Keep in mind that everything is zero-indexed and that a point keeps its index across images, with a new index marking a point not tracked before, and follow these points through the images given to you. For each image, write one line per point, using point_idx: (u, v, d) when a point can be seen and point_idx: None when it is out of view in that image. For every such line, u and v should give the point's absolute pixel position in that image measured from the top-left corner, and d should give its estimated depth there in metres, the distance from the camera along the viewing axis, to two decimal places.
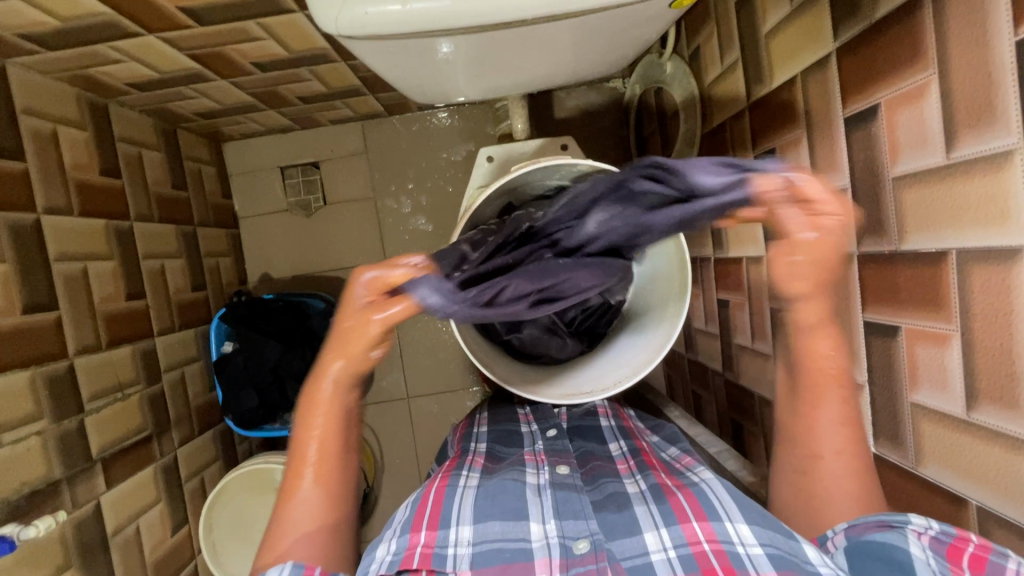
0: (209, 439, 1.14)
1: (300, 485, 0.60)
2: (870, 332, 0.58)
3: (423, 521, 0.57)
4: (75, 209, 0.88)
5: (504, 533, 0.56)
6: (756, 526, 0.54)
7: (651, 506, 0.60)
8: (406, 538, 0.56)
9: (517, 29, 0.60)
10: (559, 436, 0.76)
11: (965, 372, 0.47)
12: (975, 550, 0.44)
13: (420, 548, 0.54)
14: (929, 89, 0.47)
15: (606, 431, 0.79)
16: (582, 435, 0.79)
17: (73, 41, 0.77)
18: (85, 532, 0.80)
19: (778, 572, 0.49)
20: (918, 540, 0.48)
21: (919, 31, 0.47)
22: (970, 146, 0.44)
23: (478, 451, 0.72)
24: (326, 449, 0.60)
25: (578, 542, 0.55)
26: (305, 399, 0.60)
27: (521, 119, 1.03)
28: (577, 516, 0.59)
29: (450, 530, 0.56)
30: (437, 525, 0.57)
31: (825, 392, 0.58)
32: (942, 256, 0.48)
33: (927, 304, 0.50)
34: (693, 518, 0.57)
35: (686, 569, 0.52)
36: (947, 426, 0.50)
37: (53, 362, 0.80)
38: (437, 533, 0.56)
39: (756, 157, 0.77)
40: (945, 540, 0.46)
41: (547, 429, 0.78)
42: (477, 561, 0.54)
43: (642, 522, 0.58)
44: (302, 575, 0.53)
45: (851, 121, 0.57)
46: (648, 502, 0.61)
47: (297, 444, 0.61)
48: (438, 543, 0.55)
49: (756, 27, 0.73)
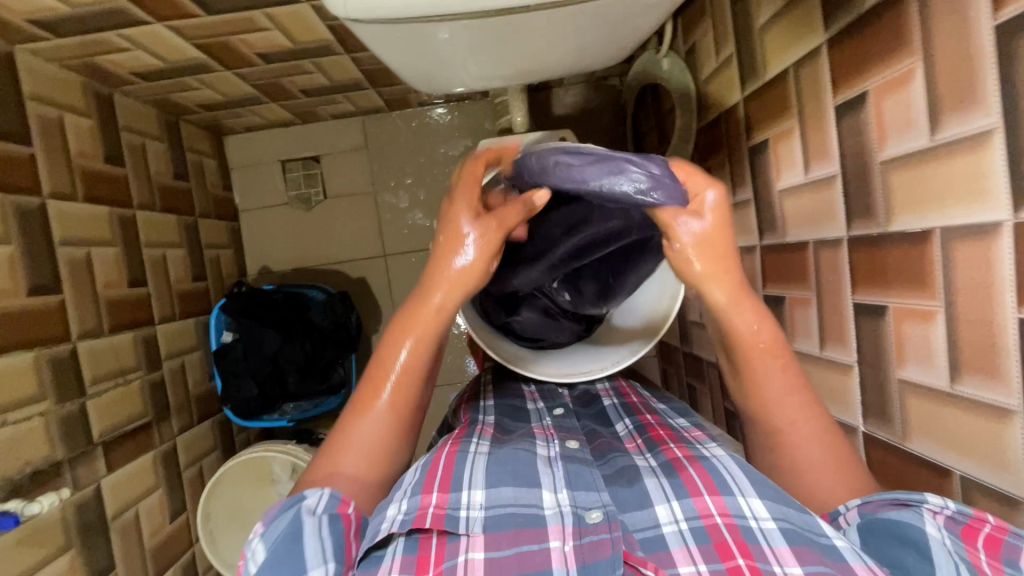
0: (207, 428, 1.14)
1: (375, 404, 0.60)
2: (859, 313, 0.60)
3: (434, 484, 0.57)
4: (80, 195, 0.89)
5: (517, 499, 0.57)
6: (769, 501, 0.54)
7: (662, 479, 0.61)
8: (418, 498, 0.55)
9: (519, 16, 0.62)
10: (566, 415, 0.78)
11: (949, 346, 0.49)
12: (992, 530, 0.44)
13: (433, 509, 0.54)
14: (915, 75, 0.49)
15: (610, 410, 0.80)
16: (589, 417, 0.81)
17: (82, 28, 0.78)
18: (85, 514, 0.81)
19: (791, 547, 0.50)
20: (934, 520, 0.47)
21: (904, 19, 0.49)
22: (954, 128, 0.46)
23: (486, 422, 0.73)
24: (409, 370, 0.61)
25: (591, 512, 0.56)
26: (404, 313, 0.62)
27: (521, 113, 1.05)
28: (588, 487, 0.59)
29: (462, 494, 0.57)
30: (449, 488, 0.57)
31: (762, 361, 0.60)
32: (926, 235, 0.50)
33: (913, 283, 0.52)
34: (706, 491, 0.57)
35: (698, 542, 0.53)
36: (933, 399, 0.51)
37: (56, 344, 0.81)
38: (449, 495, 0.56)
39: (750, 148, 0.80)
40: (961, 520, 0.46)
41: (553, 409, 0.81)
42: (490, 525, 0.54)
43: (653, 495, 0.59)
44: (339, 511, 0.54)
45: (841, 109, 0.59)
46: (659, 475, 0.62)
47: (381, 360, 0.62)
48: (450, 505, 0.55)
49: (750, 21, 0.76)
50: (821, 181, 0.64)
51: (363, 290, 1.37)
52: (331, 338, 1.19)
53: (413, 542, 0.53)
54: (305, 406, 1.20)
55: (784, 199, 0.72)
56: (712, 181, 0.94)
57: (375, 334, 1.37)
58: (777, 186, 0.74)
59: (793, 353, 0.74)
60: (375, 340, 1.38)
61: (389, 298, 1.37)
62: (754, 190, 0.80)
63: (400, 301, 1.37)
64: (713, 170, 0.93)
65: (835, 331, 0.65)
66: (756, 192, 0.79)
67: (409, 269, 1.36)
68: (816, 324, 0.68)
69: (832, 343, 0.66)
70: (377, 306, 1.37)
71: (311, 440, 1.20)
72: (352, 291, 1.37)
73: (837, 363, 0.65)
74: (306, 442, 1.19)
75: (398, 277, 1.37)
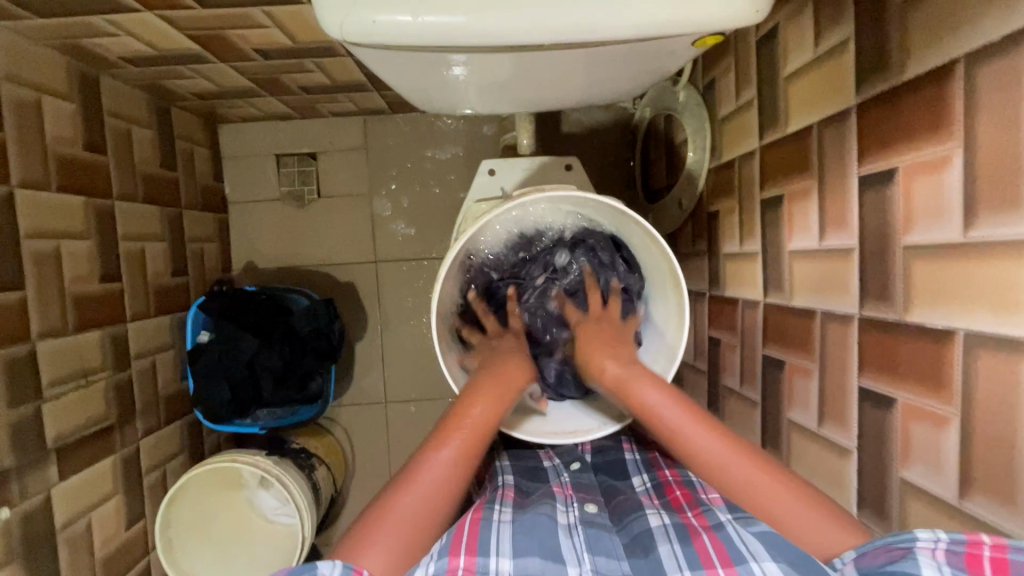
0: (176, 430, 1.10)
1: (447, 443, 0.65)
2: (863, 398, 0.57)
3: (461, 546, 0.56)
4: (54, 184, 0.84)
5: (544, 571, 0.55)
6: (784, 565, 0.51)
7: (675, 545, 0.58)
8: (445, 560, 0.55)
9: (532, 51, 0.57)
10: (583, 470, 0.79)
11: (962, 457, 0.46)
12: (993, 554, 0.41)
13: (461, 570, 0.54)
14: (952, 162, 0.45)
15: (629, 464, 0.81)
16: (605, 470, 0.82)
17: (63, 10, 0.73)
18: (31, 525, 0.76)
19: None
20: (932, 559, 0.43)
21: (946, 102, 0.45)
22: (990, 229, 0.42)
23: (507, 484, 0.73)
24: (468, 441, 0.66)
25: None
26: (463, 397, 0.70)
27: (526, 134, 1.00)
28: (608, 554, 0.60)
29: (490, 559, 0.55)
30: (476, 550, 0.56)
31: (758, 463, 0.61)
32: (947, 335, 0.46)
33: (930, 381, 0.48)
34: (718, 564, 0.54)
35: None
36: (938, 509, 0.48)
37: (14, 344, 0.76)
38: (476, 559, 0.55)
39: (762, 200, 0.75)
40: (958, 550, 0.42)
41: (570, 463, 0.81)
42: None
43: (666, 562, 0.56)
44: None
45: (866, 180, 0.55)
46: (672, 540, 0.59)
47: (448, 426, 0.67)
48: (478, 568, 0.54)
49: (776, 68, 0.71)
50: (836, 251, 0.60)
51: (349, 295, 1.32)
52: (312, 347, 1.14)
53: None
54: (278, 413, 1.17)
55: (794, 261, 0.69)
56: (719, 225, 0.90)
57: (358, 341, 1.33)
58: (787, 245, 0.70)
59: (788, 422, 0.71)
60: (358, 348, 1.34)
61: (376, 306, 1.33)
62: (762, 244, 0.76)
63: (388, 310, 1.33)
64: (721, 214, 0.89)
65: (836, 411, 0.61)
66: (764, 247, 0.76)
67: (399, 278, 1.32)
68: (815, 398, 0.65)
69: (831, 422, 0.62)
70: (362, 313, 1.33)
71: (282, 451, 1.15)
72: (338, 295, 1.32)
73: (834, 444, 0.62)
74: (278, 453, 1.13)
75: (388, 285, 1.32)
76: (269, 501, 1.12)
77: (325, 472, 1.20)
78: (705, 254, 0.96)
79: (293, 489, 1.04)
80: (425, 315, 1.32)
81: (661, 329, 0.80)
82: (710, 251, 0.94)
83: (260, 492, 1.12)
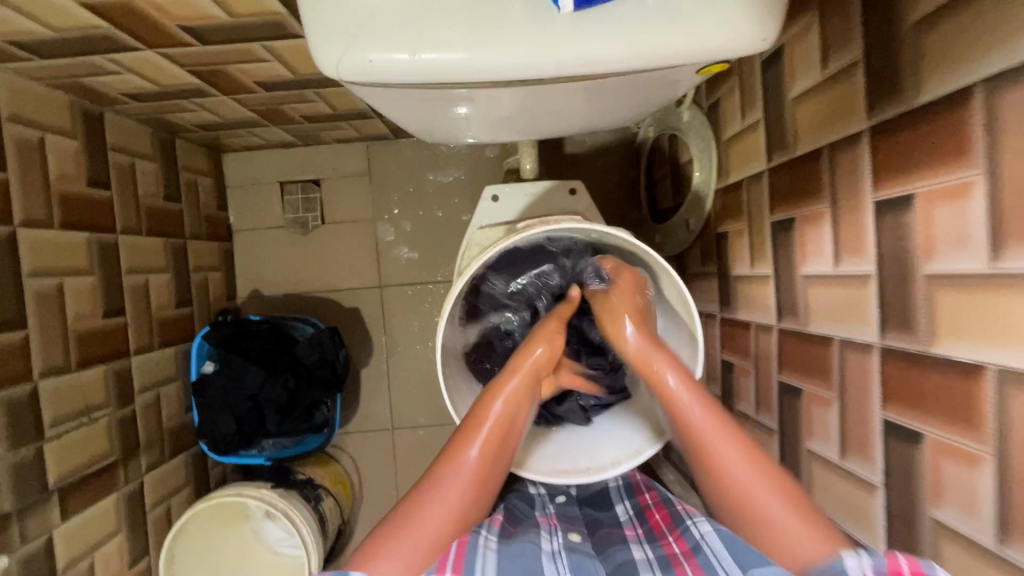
0: (181, 463, 1.09)
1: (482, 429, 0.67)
2: (889, 432, 0.54)
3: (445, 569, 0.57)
4: (57, 222, 0.84)
5: None
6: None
7: (658, 575, 0.60)
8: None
9: (533, 85, 0.56)
10: (568, 502, 0.79)
11: (999, 499, 0.43)
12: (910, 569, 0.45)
13: None
14: (975, 189, 0.43)
15: (612, 491, 0.81)
16: (589, 501, 0.82)
17: (65, 51, 0.73)
18: (32, 569, 0.75)
19: None
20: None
21: (966, 127, 0.44)
22: (1020, 260, 0.40)
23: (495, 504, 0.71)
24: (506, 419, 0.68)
25: None
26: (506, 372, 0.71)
27: (530, 158, 0.99)
28: None
29: None
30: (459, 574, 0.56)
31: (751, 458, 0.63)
32: (977, 370, 0.44)
33: (958, 417, 0.46)
34: None
35: None
36: (974, 553, 0.46)
37: (15, 385, 0.75)
38: None
39: (773, 222, 0.74)
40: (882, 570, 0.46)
41: (556, 494, 0.81)
42: None
43: None
44: None
45: (882, 205, 0.53)
46: (656, 570, 0.61)
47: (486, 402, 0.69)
48: None
49: (782, 90, 0.70)
50: (853, 278, 0.58)
51: (354, 321, 1.31)
52: (316, 377, 1.13)
53: None
54: (284, 443, 1.15)
55: (808, 287, 0.66)
56: (728, 247, 0.88)
57: (364, 368, 1.32)
58: (801, 270, 0.68)
59: (807, 453, 0.68)
60: (364, 375, 1.32)
61: (381, 331, 1.31)
62: (774, 268, 0.74)
63: (393, 335, 1.31)
64: (730, 236, 0.87)
65: (859, 444, 0.59)
66: (776, 270, 0.74)
67: (405, 303, 1.31)
68: (836, 429, 0.62)
69: (854, 455, 0.60)
70: (368, 339, 1.31)
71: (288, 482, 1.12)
72: (343, 321, 1.31)
73: (858, 478, 0.59)
74: (284, 485, 1.11)
75: (393, 310, 1.31)
76: (274, 532, 1.07)
77: (332, 502, 1.18)
78: (715, 276, 0.94)
79: (299, 522, 1.02)
80: (431, 339, 1.31)
81: (676, 314, 0.77)
82: (720, 273, 0.92)
83: (265, 523, 1.08)
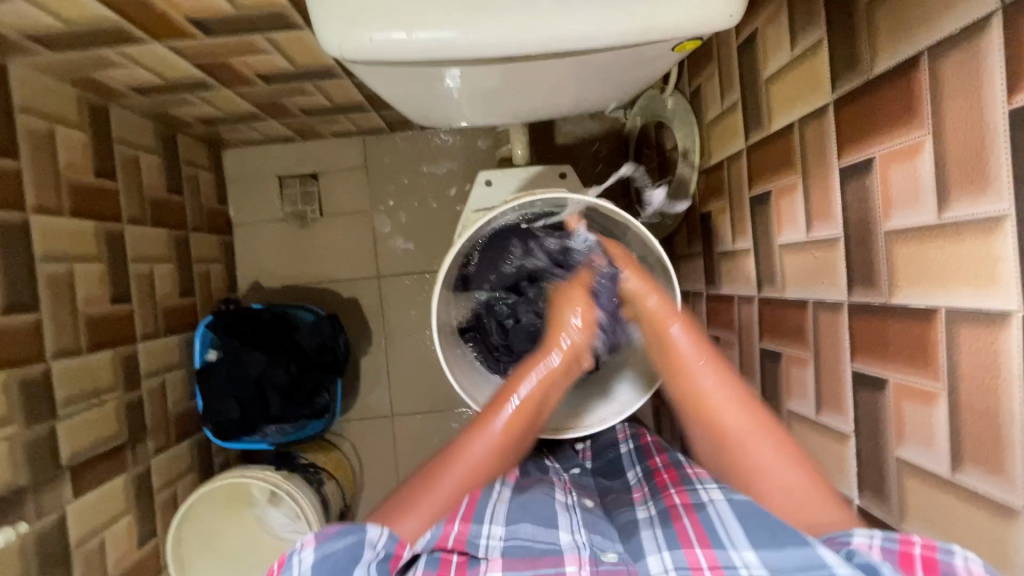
0: (186, 448, 1.11)
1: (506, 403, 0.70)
2: (858, 383, 0.58)
3: (457, 514, 0.62)
4: (67, 211, 0.87)
5: (535, 535, 0.61)
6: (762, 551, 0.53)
7: (657, 529, 0.62)
8: (442, 526, 0.60)
9: (520, 62, 0.60)
10: (583, 474, 0.84)
11: (952, 430, 0.47)
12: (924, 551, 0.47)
13: (455, 533, 0.59)
14: (923, 148, 0.48)
15: (625, 457, 0.84)
16: (604, 471, 0.85)
17: (75, 44, 0.77)
18: (47, 542, 0.78)
19: None
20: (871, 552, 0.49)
21: (914, 93, 0.48)
22: (963, 209, 0.44)
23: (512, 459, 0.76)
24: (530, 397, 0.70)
25: (607, 553, 0.59)
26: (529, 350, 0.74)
27: (521, 146, 1.03)
28: (603, 535, 0.63)
29: (483, 525, 0.61)
30: (470, 518, 0.61)
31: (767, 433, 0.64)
32: (930, 314, 0.48)
33: (916, 360, 0.50)
34: (697, 543, 0.57)
35: None
36: (933, 484, 0.50)
37: (29, 365, 0.78)
38: (471, 525, 0.61)
39: (752, 198, 0.78)
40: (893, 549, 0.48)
41: (570, 468, 0.86)
42: (508, 552, 0.59)
43: (649, 546, 0.59)
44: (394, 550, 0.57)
45: (846, 171, 0.58)
46: (655, 525, 0.63)
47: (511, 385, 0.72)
48: (472, 532, 0.60)
49: (757, 72, 0.74)
50: (823, 242, 0.62)
51: (353, 310, 1.34)
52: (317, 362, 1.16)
53: (434, 560, 0.58)
54: (287, 429, 1.16)
55: (784, 255, 0.71)
56: (712, 226, 0.92)
57: (363, 356, 1.35)
58: (777, 240, 0.72)
59: (788, 413, 0.72)
60: (363, 363, 1.35)
61: (380, 320, 1.35)
62: (754, 241, 0.78)
63: (391, 324, 1.35)
64: (713, 215, 0.91)
65: (833, 397, 0.63)
66: (755, 243, 0.78)
67: (402, 292, 1.34)
68: (812, 386, 0.66)
69: (828, 409, 0.64)
70: (367, 327, 1.35)
71: (291, 466, 1.15)
72: (342, 311, 1.35)
73: (832, 430, 0.63)
74: (287, 468, 1.14)
75: (390, 299, 1.34)
76: (280, 518, 1.08)
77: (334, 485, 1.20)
78: (700, 255, 0.98)
79: (302, 502, 1.05)
80: (429, 327, 1.34)
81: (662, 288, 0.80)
82: (705, 252, 0.96)
83: (270, 508, 1.08)
